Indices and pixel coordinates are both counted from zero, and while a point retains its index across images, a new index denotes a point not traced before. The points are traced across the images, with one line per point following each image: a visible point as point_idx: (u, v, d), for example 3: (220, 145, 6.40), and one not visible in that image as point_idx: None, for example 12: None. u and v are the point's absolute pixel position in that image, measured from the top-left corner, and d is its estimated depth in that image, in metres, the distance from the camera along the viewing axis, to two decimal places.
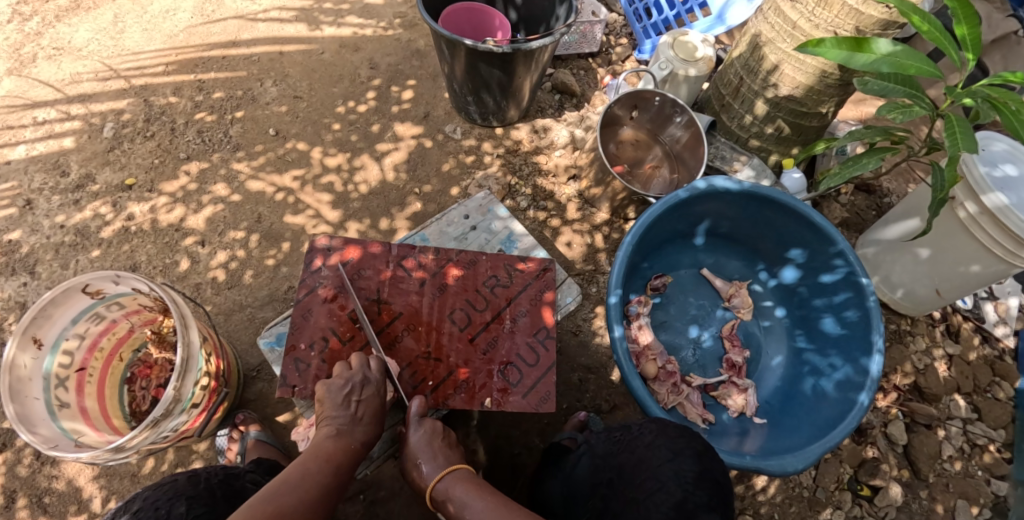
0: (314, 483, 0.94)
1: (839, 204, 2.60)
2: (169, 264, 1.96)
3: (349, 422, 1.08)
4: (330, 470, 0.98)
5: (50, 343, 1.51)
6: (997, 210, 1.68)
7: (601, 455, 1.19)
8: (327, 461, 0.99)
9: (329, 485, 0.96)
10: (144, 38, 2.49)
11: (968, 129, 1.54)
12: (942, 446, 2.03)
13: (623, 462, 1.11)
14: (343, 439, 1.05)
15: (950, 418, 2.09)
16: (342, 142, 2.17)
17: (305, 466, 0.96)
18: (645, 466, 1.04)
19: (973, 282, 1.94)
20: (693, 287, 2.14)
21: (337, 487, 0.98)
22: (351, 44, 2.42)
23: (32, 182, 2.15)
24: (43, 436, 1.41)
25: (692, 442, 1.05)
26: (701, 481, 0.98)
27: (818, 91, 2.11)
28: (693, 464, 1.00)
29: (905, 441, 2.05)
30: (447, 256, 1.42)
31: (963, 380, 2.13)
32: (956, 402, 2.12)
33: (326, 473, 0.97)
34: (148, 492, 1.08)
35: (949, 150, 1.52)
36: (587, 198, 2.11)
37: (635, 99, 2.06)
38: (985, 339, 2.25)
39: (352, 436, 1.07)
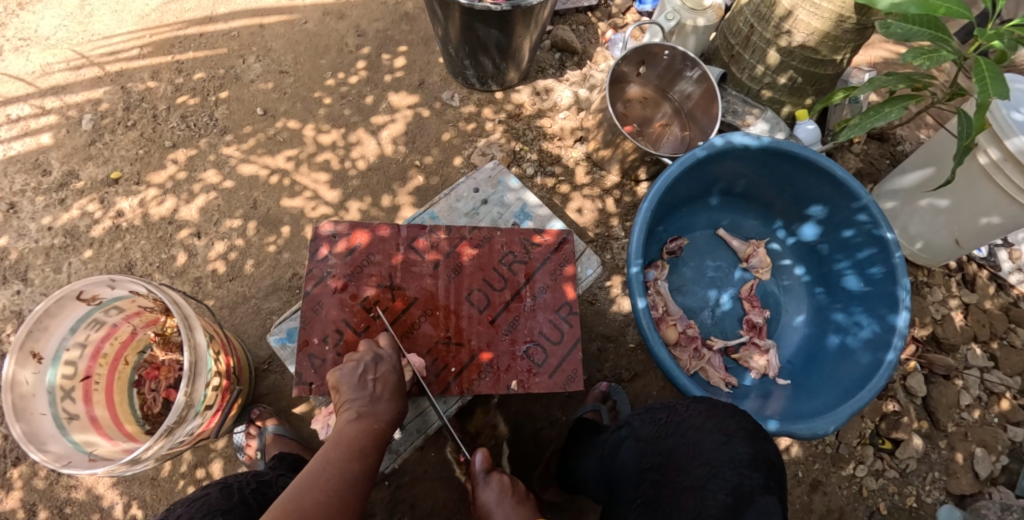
0: (339, 470, 0.87)
1: (853, 154, 2.50)
2: (166, 259, 1.87)
3: (366, 405, 1.02)
4: (355, 455, 0.91)
5: (50, 356, 1.44)
6: (1019, 152, 1.58)
7: (647, 439, 1.08)
8: (350, 447, 0.93)
9: (356, 471, 0.89)
10: (115, 21, 2.34)
11: (998, 72, 1.43)
12: (960, 395, 2.00)
13: (663, 441, 1.04)
14: (363, 423, 0.98)
15: (966, 367, 2.05)
16: (335, 117, 2.05)
17: (326, 457, 0.89)
18: (698, 451, 0.97)
19: (994, 231, 1.85)
20: (710, 249, 2.05)
21: (367, 471, 0.91)
22: (335, 10, 2.26)
23: (12, 184, 2.05)
24: (55, 454, 1.36)
25: (737, 418, 0.99)
26: (757, 463, 0.93)
27: (835, 37, 1.98)
28: (740, 442, 0.94)
29: (924, 393, 2.00)
30: (459, 235, 1.34)
31: (979, 328, 2.08)
32: (972, 351, 2.07)
33: (350, 458, 0.90)
34: (180, 508, 1.02)
35: (979, 97, 1.41)
36: (596, 161, 2.00)
37: (643, 54, 1.93)
38: (1000, 287, 2.18)
39: (373, 418, 1.00)
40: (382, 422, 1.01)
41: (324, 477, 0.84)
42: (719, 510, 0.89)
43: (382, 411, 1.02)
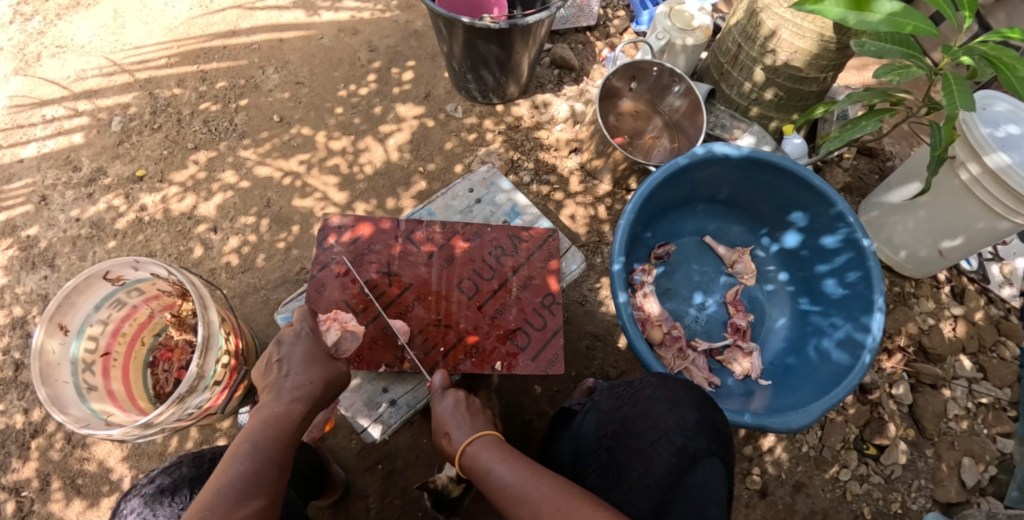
0: (257, 462, 0.85)
1: (841, 168, 2.61)
2: (184, 251, 2.01)
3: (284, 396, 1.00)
4: (275, 447, 0.89)
5: (75, 329, 1.58)
6: (999, 169, 1.69)
7: (607, 411, 1.23)
8: (270, 436, 0.91)
9: (276, 460, 0.87)
10: (145, 32, 2.52)
11: (966, 87, 1.57)
12: (948, 405, 2.07)
13: (619, 410, 1.18)
14: (277, 413, 0.96)
15: (955, 378, 2.12)
16: (346, 125, 2.19)
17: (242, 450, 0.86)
18: (647, 417, 1.10)
19: (974, 242, 1.96)
20: (696, 255, 2.16)
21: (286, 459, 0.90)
22: (350, 27, 2.43)
23: (45, 178, 2.26)
24: (75, 417, 1.48)
25: (689, 391, 1.11)
26: (700, 428, 1.04)
27: (816, 56, 2.12)
28: (691, 411, 1.06)
29: (911, 401, 2.09)
30: (454, 229, 1.47)
31: (968, 340, 2.15)
32: (961, 363, 2.14)
33: (271, 448, 0.88)
34: (155, 475, 1.13)
35: (948, 109, 1.55)
36: (589, 171, 2.13)
37: (633, 70, 2.07)
38: (990, 300, 2.26)
39: (286, 408, 0.98)
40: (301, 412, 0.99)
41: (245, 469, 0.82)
42: (665, 468, 1.00)
43: (301, 398, 1.01)
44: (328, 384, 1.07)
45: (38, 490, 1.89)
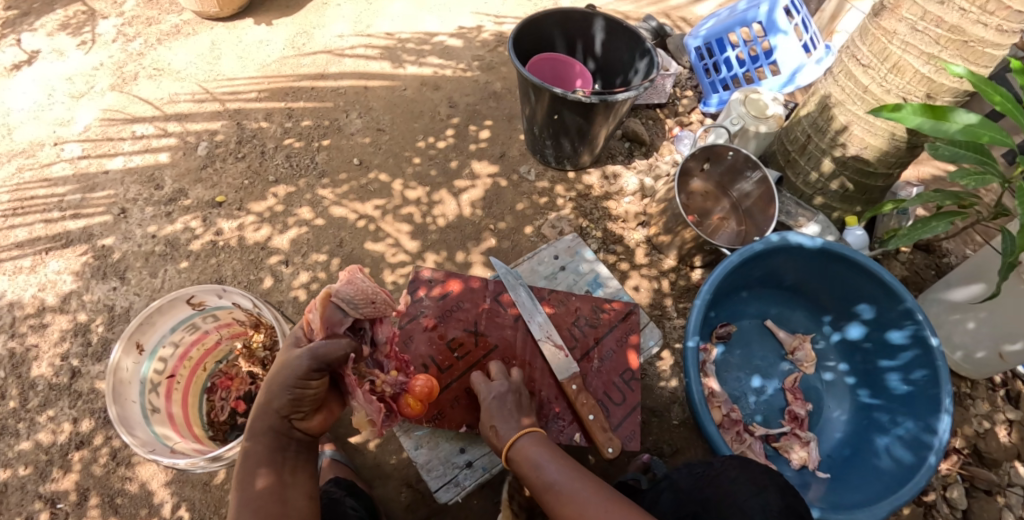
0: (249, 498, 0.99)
1: (898, 261, 2.60)
2: (254, 280, 2.06)
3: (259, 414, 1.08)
4: (264, 475, 1.03)
5: (149, 349, 1.61)
6: None
7: (685, 491, 1.19)
8: (258, 463, 1.04)
9: (267, 489, 1.01)
10: (239, 66, 2.67)
11: None
12: (1004, 515, 1.96)
13: (700, 491, 1.14)
14: (257, 433, 1.07)
15: (1011, 485, 2.02)
16: (422, 176, 2.26)
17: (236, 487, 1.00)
18: (731, 500, 1.05)
19: None
20: (757, 338, 2.14)
21: (277, 479, 1.04)
22: (432, 83, 2.56)
23: (127, 192, 2.36)
24: (140, 439, 1.48)
25: (774, 478, 1.07)
26: (787, 514, 0.98)
27: (887, 154, 2.15)
28: (776, 497, 1.02)
29: (966, 507, 1.98)
30: (540, 294, 1.50)
31: None
32: (1017, 470, 2.05)
33: (261, 479, 1.02)
34: None
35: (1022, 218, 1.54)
36: (655, 245, 2.15)
37: (708, 153, 2.13)
38: None
39: (263, 424, 1.07)
40: (278, 423, 1.08)
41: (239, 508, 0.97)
42: None
43: (274, 411, 1.07)
44: (294, 385, 1.06)
45: (74, 504, 1.85)
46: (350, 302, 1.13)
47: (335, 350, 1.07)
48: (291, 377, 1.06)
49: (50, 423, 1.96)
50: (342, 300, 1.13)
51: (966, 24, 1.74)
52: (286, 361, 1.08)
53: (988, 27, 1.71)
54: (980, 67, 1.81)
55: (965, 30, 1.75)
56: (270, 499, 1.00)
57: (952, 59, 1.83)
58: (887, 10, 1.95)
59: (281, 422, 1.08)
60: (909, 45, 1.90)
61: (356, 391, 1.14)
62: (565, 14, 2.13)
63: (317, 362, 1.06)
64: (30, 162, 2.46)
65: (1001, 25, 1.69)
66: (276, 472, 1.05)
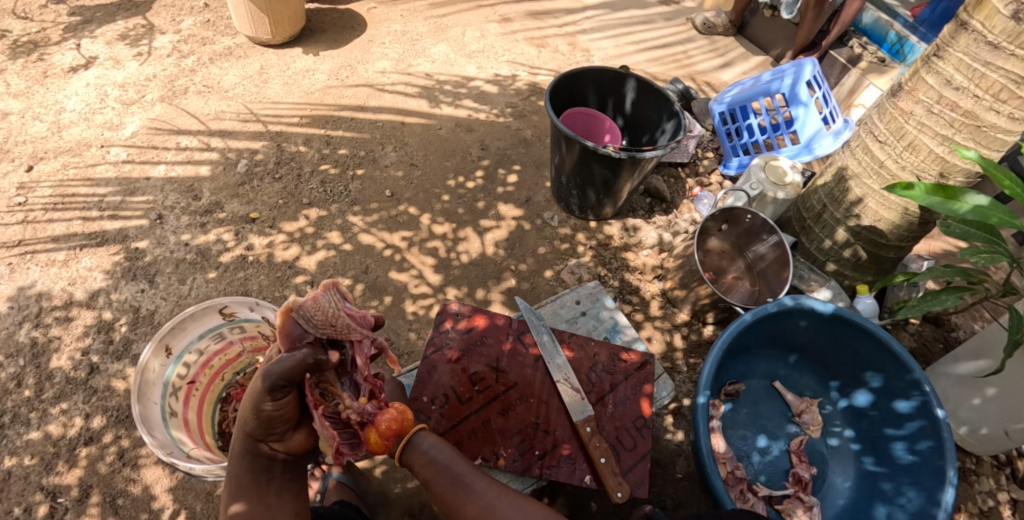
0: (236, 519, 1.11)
1: (908, 332, 2.64)
2: (279, 297, 2.12)
3: (239, 440, 1.14)
4: (248, 497, 1.13)
5: (176, 353, 1.69)
6: None
7: None
8: (242, 486, 1.14)
9: (252, 510, 1.12)
10: (284, 91, 2.83)
11: None
12: None
13: None
14: (237, 458, 1.14)
15: None
16: (449, 213, 2.35)
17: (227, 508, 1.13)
18: None
19: None
20: (765, 399, 2.16)
21: (261, 498, 1.14)
22: (466, 125, 2.68)
23: (166, 199, 2.45)
24: (159, 441, 1.54)
25: None
26: None
27: (900, 228, 2.23)
28: None
29: None
30: (561, 337, 1.54)
31: None
32: None
33: (248, 501, 1.13)
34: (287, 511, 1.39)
35: None
36: (669, 298, 2.21)
37: (727, 215, 2.21)
38: None
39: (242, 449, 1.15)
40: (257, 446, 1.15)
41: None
42: None
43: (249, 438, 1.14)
44: (258, 412, 1.10)
45: (75, 500, 1.85)
46: (308, 317, 1.19)
47: (294, 366, 1.10)
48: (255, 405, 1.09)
49: (62, 416, 1.98)
50: (302, 317, 1.19)
51: (980, 111, 1.85)
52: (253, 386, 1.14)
53: (1000, 114, 1.81)
54: (991, 151, 1.91)
55: (978, 115, 1.86)
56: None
57: (965, 141, 1.93)
58: (905, 92, 2.07)
59: (255, 445, 1.16)
60: (924, 126, 2.01)
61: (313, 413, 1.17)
62: (599, 73, 2.27)
63: (273, 385, 1.08)
64: (75, 161, 2.57)
65: (1013, 113, 1.79)
66: (259, 494, 1.15)
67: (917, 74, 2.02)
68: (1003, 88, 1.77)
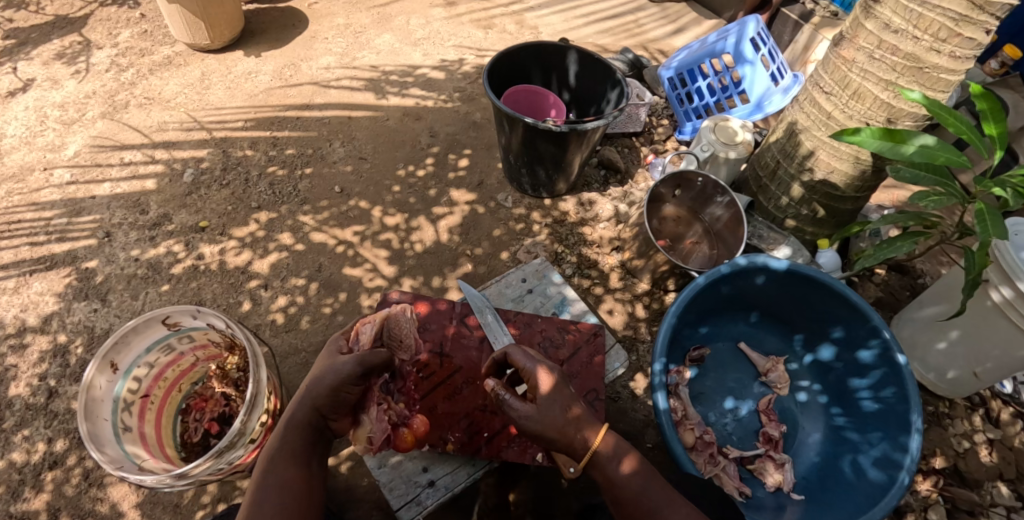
0: (281, 481, 0.99)
1: (874, 283, 2.59)
2: (233, 303, 2.09)
3: (302, 404, 1.11)
4: (293, 463, 1.03)
5: (124, 369, 1.64)
6: None
7: None
8: (288, 451, 1.05)
9: (296, 476, 1.01)
10: (227, 96, 2.77)
11: (998, 217, 1.64)
12: None
13: None
14: (294, 420, 1.08)
15: (993, 505, 1.97)
16: (401, 203, 2.32)
17: (263, 472, 1.00)
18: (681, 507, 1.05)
19: (1011, 366, 1.90)
20: (731, 362, 2.15)
21: (305, 467, 1.04)
22: (415, 113, 2.66)
23: (113, 216, 2.40)
24: (109, 456, 1.51)
25: None
26: None
27: (853, 178, 2.23)
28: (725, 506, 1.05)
29: None
30: (506, 316, 1.54)
31: (1005, 466, 2.04)
32: (999, 489, 2.00)
33: (290, 465, 1.03)
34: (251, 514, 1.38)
35: (981, 236, 1.62)
36: (629, 269, 2.20)
37: (679, 179, 2.20)
38: None
39: (301, 414, 1.09)
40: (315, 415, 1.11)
41: (268, 494, 0.97)
42: None
43: (313, 403, 1.11)
44: (339, 382, 1.13)
45: None
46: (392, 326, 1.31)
47: (376, 358, 1.19)
48: (339, 374, 1.14)
49: (25, 443, 1.95)
50: (388, 328, 1.30)
51: (921, 52, 1.83)
52: (330, 365, 1.15)
53: (942, 54, 1.80)
54: (937, 93, 1.90)
55: (920, 57, 1.84)
56: (295, 486, 1.00)
57: (909, 84, 1.91)
58: (846, 40, 2.04)
59: (314, 416, 1.11)
60: (867, 73, 1.98)
61: (372, 404, 1.21)
62: (540, 48, 2.23)
63: (362, 367, 1.16)
64: (19, 187, 2.50)
65: (954, 51, 1.79)
66: (307, 462, 1.05)
67: (856, 22, 1.99)
68: (942, 27, 1.76)
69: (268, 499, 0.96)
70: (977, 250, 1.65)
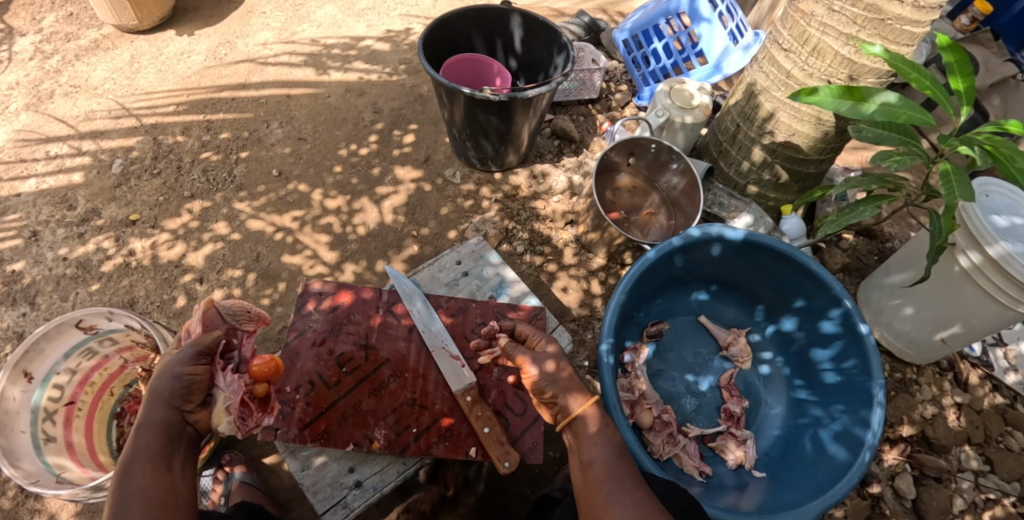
0: (139, 489, 0.83)
1: (840, 249, 2.51)
2: (167, 299, 1.98)
3: (150, 406, 0.94)
4: (156, 466, 0.87)
5: (40, 377, 1.51)
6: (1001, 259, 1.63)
7: None
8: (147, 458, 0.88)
9: (159, 481, 0.86)
10: (158, 79, 2.60)
11: (965, 177, 1.55)
12: (953, 500, 1.88)
13: None
14: (148, 424, 0.91)
15: (960, 470, 1.95)
16: (342, 185, 2.24)
17: (117, 487, 0.83)
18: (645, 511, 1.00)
19: (981, 329, 1.85)
20: (691, 335, 2.09)
21: (170, 472, 0.89)
22: (357, 88, 2.55)
23: (39, 214, 2.16)
24: (24, 471, 1.39)
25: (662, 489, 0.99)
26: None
27: (815, 140, 2.12)
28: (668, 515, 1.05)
29: (914, 496, 1.90)
30: (438, 303, 1.47)
31: (973, 430, 2.00)
32: (966, 454, 1.98)
33: (150, 474, 0.86)
34: None
35: (946, 198, 1.53)
36: (583, 243, 2.12)
37: (632, 146, 2.09)
38: (996, 387, 2.13)
39: (157, 415, 0.93)
40: (169, 415, 0.95)
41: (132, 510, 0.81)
42: None
43: (163, 402, 0.95)
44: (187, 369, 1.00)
45: None
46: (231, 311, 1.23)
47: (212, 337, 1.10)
48: (183, 364, 1.02)
49: None
50: (223, 310, 1.23)
51: (882, 3, 1.70)
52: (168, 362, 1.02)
53: (904, 4, 1.67)
54: (901, 46, 1.77)
55: (881, 8, 1.71)
56: (159, 493, 0.85)
57: (871, 38, 1.78)
58: None
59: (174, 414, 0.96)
60: (826, 27, 1.85)
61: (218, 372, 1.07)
62: (479, 13, 2.09)
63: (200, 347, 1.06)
64: None
65: (918, 1, 1.66)
66: (166, 464, 0.89)
67: None
68: None
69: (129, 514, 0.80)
70: (943, 213, 1.56)
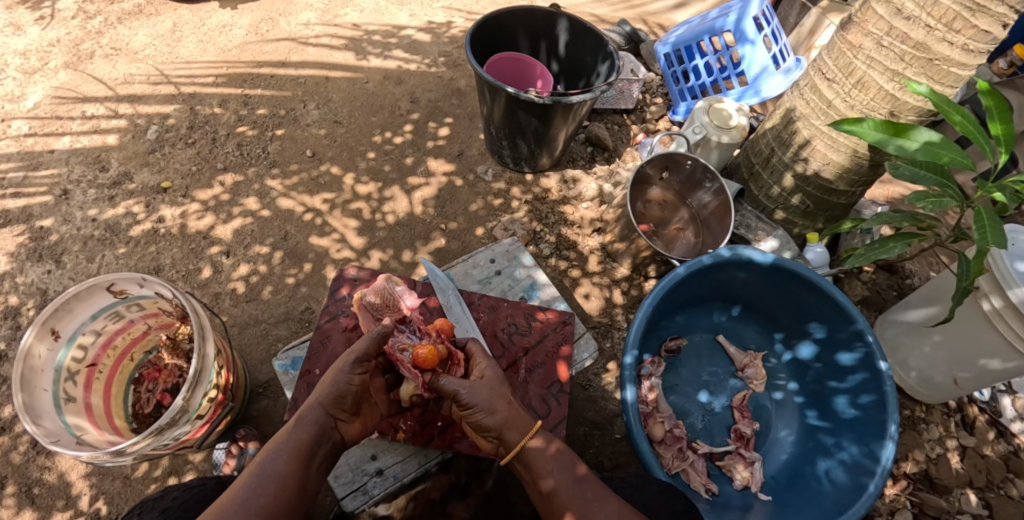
0: (272, 475, 0.90)
1: (860, 281, 2.49)
2: (193, 270, 1.98)
3: (314, 403, 1.02)
4: (295, 459, 0.94)
5: (67, 336, 1.47)
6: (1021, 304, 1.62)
7: None
8: (292, 447, 0.96)
9: (291, 474, 0.92)
10: (198, 49, 2.61)
11: (998, 222, 1.53)
12: None
13: None
14: (306, 420, 0.99)
15: (960, 512, 1.94)
16: (375, 171, 2.25)
17: (262, 461, 0.92)
18: None
19: (992, 376, 1.84)
20: (708, 354, 2.09)
21: (302, 470, 0.94)
22: (396, 77, 2.56)
23: (71, 173, 2.17)
24: (46, 429, 1.35)
25: None
26: None
27: (849, 171, 2.11)
28: None
29: None
30: (469, 299, 1.48)
31: (975, 474, 1.99)
32: (967, 496, 1.96)
33: (288, 462, 0.93)
34: (176, 492, 1.08)
35: (977, 242, 1.52)
36: (609, 252, 2.12)
37: (667, 161, 2.10)
38: (1001, 434, 2.11)
39: (314, 413, 1.01)
40: (323, 417, 1.02)
41: (259, 490, 0.88)
42: None
43: (320, 403, 1.02)
44: (344, 378, 1.05)
45: None
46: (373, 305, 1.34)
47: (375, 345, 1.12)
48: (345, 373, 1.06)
49: None
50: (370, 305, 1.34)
51: (932, 42, 1.69)
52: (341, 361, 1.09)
53: (954, 46, 1.65)
54: (945, 87, 1.76)
55: (930, 47, 1.69)
56: (288, 486, 0.91)
57: (916, 77, 1.77)
58: (854, 24, 1.89)
59: (327, 417, 1.02)
60: (873, 61, 1.84)
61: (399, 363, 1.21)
62: (528, 13, 2.09)
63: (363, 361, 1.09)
64: None
65: (967, 44, 1.64)
66: (307, 463, 0.96)
67: (866, 4, 1.84)
68: (957, 17, 1.60)
69: (257, 494, 0.87)
70: (972, 257, 1.54)
